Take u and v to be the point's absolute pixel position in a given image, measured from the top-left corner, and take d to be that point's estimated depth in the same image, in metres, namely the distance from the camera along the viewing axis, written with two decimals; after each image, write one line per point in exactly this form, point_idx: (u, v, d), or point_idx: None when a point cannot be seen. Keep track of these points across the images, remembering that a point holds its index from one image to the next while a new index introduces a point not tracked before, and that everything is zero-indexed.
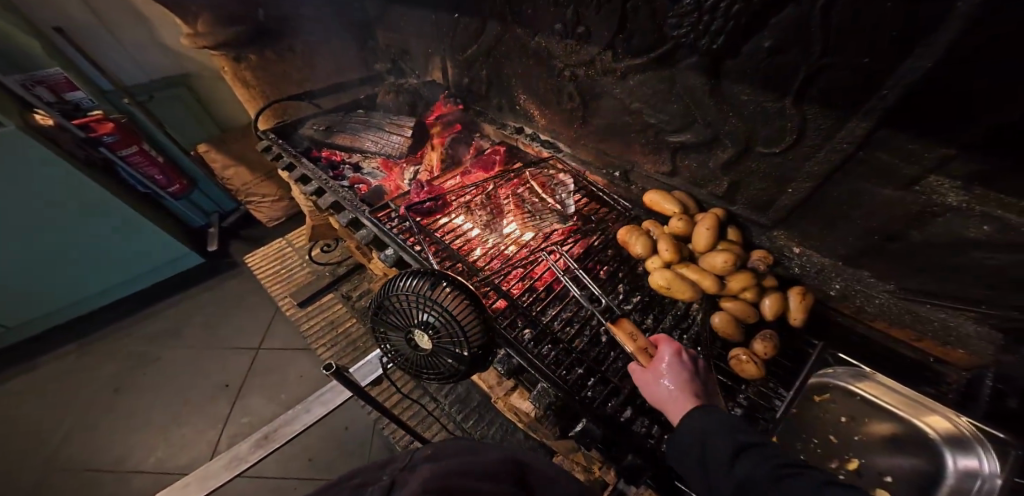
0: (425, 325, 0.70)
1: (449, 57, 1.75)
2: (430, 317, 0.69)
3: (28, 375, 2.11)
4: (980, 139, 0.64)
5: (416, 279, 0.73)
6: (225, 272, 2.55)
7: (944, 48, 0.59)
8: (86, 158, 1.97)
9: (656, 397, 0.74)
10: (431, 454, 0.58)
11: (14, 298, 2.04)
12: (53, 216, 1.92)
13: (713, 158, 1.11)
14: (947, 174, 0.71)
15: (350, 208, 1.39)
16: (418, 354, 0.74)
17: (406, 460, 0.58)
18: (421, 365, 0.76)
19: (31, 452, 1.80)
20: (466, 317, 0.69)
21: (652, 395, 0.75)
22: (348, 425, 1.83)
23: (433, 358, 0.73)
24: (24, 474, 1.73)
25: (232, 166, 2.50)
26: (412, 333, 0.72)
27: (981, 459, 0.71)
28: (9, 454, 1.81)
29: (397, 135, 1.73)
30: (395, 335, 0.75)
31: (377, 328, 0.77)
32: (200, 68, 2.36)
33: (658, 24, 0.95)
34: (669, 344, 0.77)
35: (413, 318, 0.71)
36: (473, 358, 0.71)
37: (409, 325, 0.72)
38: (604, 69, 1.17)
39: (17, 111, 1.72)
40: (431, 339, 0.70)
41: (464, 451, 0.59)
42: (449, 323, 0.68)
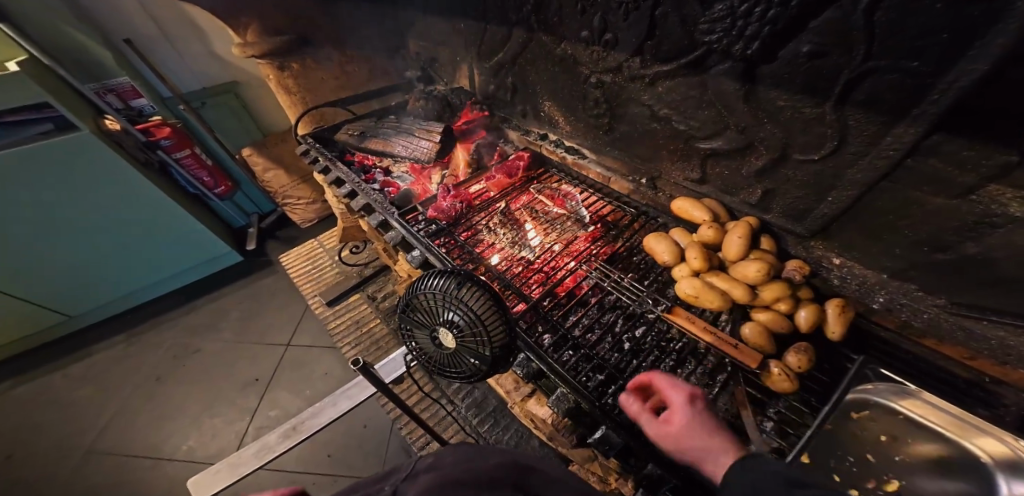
0: (450, 324, 0.71)
1: (477, 65, 1.79)
2: (456, 316, 0.71)
3: (81, 363, 2.28)
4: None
5: (443, 278, 0.75)
6: (260, 271, 2.69)
7: (1007, 46, 0.56)
8: (145, 160, 2.16)
9: (690, 454, 0.69)
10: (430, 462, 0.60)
11: (76, 290, 2.24)
12: (112, 216, 2.10)
13: (745, 166, 1.07)
14: (1013, 183, 0.66)
15: (379, 210, 1.43)
16: (441, 353, 0.75)
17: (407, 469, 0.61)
18: (444, 365, 0.77)
19: (82, 433, 1.95)
20: (490, 317, 0.70)
21: (684, 453, 0.70)
22: (366, 424, 1.88)
23: (456, 359, 0.74)
24: (73, 455, 1.87)
25: (272, 170, 2.67)
26: (436, 331, 0.74)
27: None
28: (62, 434, 1.96)
29: (425, 140, 1.77)
30: (420, 332, 0.77)
31: (404, 325, 0.79)
32: (247, 77, 2.55)
33: (689, 30, 0.94)
34: (681, 392, 0.74)
35: (440, 316, 0.72)
36: (497, 359, 0.71)
37: (434, 323, 0.73)
38: (631, 76, 1.16)
39: (90, 117, 1.95)
40: (455, 338, 0.72)
41: (464, 452, 0.61)
42: (473, 322, 0.70)
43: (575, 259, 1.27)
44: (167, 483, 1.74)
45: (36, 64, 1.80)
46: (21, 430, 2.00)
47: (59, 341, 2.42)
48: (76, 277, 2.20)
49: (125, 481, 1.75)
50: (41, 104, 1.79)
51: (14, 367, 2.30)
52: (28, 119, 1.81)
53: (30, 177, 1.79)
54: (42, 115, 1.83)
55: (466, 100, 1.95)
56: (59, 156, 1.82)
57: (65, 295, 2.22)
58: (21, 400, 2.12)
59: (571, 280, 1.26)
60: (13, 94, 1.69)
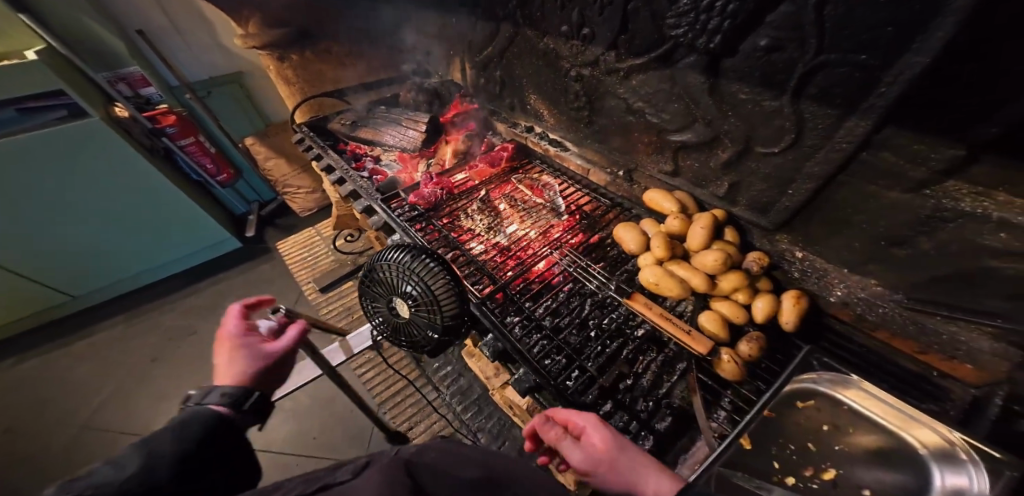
0: (406, 295, 0.75)
1: (468, 58, 1.83)
2: (412, 288, 0.75)
3: (82, 343, 2.36)
4: (996, 137, 0.60)
5: (402, 251, 0.79)
6: (257, 258, 2.75)
7: (949, 36, 0.58)
8: (150, 145, 2.23)
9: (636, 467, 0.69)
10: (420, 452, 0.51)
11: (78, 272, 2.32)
12: (118, 204, 2.20)
13: (713, 159, 1.10)
14: (966, 177, 0.67)
15: (365, 196, 1.48)
16: (398, 323, 0.79)
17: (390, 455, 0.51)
18: (400, 335, 0.80)
19: (78, 410, 2.02)
20: (443, 290, 0.73)
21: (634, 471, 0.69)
22: (351, 408, 1.93)
23: (411, 330, 0.78)
24: (67, 431, 1.94)
25: (273, 158, 2.74)
26: (393, 301, 0.78)
27: (971, 475, 0.59)
28: (59, 410, 2.03)
29: (413, 130, 1.82)
30: (379, 303, 0.81)
31: (365, 296, 0.83)
32: (251, 67, 2.62)
33: (658, 25, 0.96)
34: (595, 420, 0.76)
35: (398, 288, 0.76)
36: (448, 330, 0.75)
37: (392, 294, 0.77)
38: (607, 69, 1.18)
39: (101, 104, 2.03)
40: (411, 308, 0.76)
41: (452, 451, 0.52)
42: (426, 293, 0.74)
43: (550, 247, 1.30)
44: None
45: (52, 52, 1.87)
46: (22, 404, 2.07)
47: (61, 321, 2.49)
48: (79, 260, 2.28)
49: None
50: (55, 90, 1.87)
51: (17, 344, 2.38)
52: (47, 105, 1.91)
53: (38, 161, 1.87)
54: (58, 101, 1.91)
55: (456, 92, 1.99)
56: (68, 141, 1.90)
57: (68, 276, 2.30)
58: (22, 377, 2.20)
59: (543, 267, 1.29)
60: (30, 81, 1.77)
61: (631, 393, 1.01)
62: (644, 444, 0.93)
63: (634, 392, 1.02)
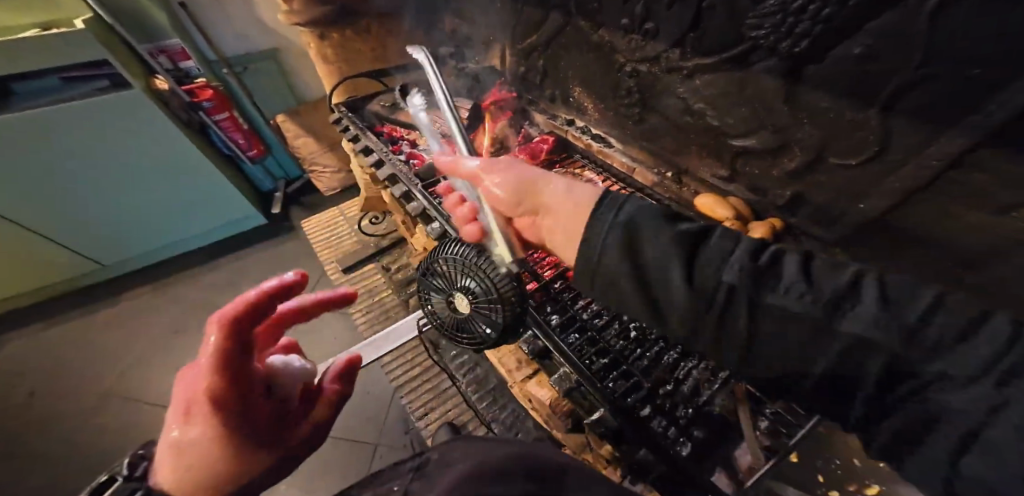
0: (466, 290, 0.74)
1: (509, 46, 1.79)
2: (473, 284, 0.73)
3: (112, 309, 2.43)
4: None
5: (464, 247, 0.77)
6: (282, 235, 2.78)
7: None
8: (188, 120, 2.31)
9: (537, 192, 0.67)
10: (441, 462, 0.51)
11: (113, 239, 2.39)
12: (153, 170, 2.24)
13: (778, 167, 1.06)
14: None
15: (404, 181, 1.50)
16: (457, 319, 0.79)
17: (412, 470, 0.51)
18: (457, 332, 0.81)
19: (109, 374, 2.10)
20: (505, 285, 0.71)
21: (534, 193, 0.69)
22: (369, 389, 1.97)
23: (471, 326, 0.78)
24: (98, 395, 2.02)
25: (302, 136, 2.74)
26: (453, 295, 0.78)
27: None
28: (92, 373, 2.12)
29: (453, 115, 1.75)
30: (437, 297, 0.81)
31: (423, 288, 0.83)
32: (288, 45, 2.58)
33: (735, 25, 0.91)
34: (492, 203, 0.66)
35: (458, 281, 0.76)
36: (510, 326, 0.74)
37: (452, 288, 0.77)
38: (668, 67, 1.14)
39: (143, 75, 2.09)
40: (471, 303, 0.75)
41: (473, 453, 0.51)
42: (488, 290, 0.72)
43: None
44: None
45: (98, 21, 1.91)
46: (59, 366, 2.17)
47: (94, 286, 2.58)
48: (113, 227, 2.34)
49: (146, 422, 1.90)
50: (97, 62, 1.92)
51: (54, 306, 2.48)
52: (90, 75, 1.96)
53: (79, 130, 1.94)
54: (103, 72, 1.95)
55: (494, 81, 1.94)
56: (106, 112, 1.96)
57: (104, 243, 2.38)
58: (59, 339, 2.30)
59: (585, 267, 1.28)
60: (73, 53, 1.81)
61: (671, 399, 1.02)
62: (682, 450, 0.95)
63: (674, 398, 1.02)
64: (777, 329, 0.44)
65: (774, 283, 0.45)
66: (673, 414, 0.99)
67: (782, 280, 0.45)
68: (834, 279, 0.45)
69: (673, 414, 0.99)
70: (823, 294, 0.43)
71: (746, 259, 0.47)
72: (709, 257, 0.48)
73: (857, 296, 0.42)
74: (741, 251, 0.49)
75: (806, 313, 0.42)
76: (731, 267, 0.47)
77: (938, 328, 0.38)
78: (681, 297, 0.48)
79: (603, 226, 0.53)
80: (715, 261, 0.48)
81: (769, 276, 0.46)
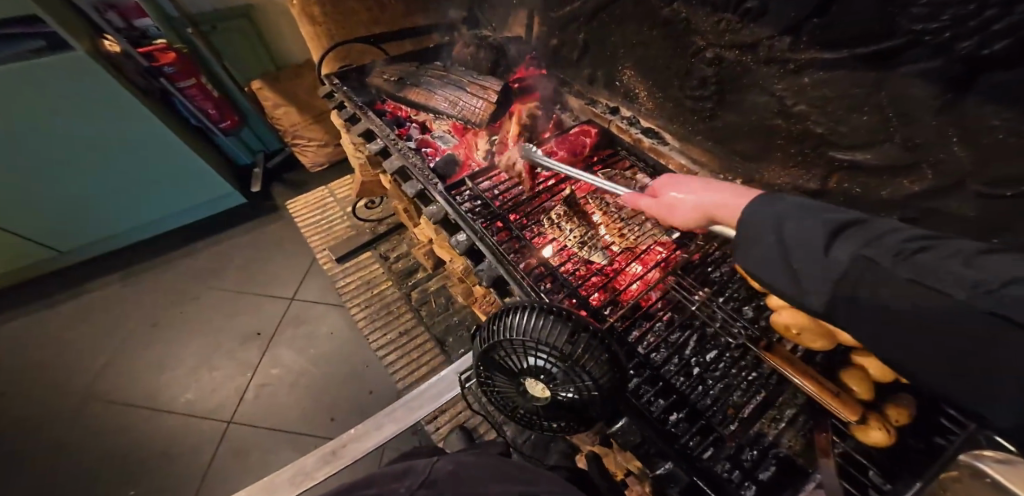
0: (541, 373, 0.74)
1: (541, 11, 1.49)
2: (546, 365, 0.73)
3: (71, 303, 2.13)
4: None
5: (531, 321, 0.76)
6: (264, 216, 2.47)
7: None
8: (147, 87, 1.92)
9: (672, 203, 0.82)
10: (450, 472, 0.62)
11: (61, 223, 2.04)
12: (109, 143, 1.87)
13: (890, 188, 0.83)
14: None
15: (418, 178, 1.32)
16: (528, 401, 0.79)
17: (425, 473, 0.62)
18: (530, 411, 0.81)
19: (71, 378, 1.85)
20: (589, 362, 0.71)
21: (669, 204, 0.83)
22: (372, 390, 1.80)
23: (547, 407, 0.77)
24: (60, 403, 1.78)
25: (282, 105, 2.34)
26: (523, 379, 0.77)
27: None
28: (52, 376, 1.86)
29: (480, 100, 1.51)
30: (503, 375, 0.79)
31: (485, 367, 0.81)
32: (267, 4, 2.17)
33: (891, 10, 0.68)
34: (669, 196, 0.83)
35: (524, 364, 0.75)
36: (598, 403, 0.73)
37: (522, 371, 0.76)
38: (768, 58, 0.93)
39: (87, 35, 1.68)
40: (547, 386, 0.74)
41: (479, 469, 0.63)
42: (568, 372, 0.72)
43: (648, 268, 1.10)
44: (166, 436, 1.69)
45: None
46: (13, 367, 1.90)
47: (47, 273, 2.25)
48: (59, 208, 1.99)
49: (122, 432, 1.69)
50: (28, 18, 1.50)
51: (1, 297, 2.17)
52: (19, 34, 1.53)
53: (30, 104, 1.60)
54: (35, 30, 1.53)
55: (522, 54, 1.66)
56: (61, 82, 1.62)
57: (54, 227, 2.04)
58: (7, 335, 2.01)
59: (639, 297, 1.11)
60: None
61: (739, 440, 0.85)
62: None
63: (743, 439, 0.85)
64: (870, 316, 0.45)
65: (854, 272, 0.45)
66: (739, 455, 0.84)
67: (866, 269, 0.44)
68: (904, 253, 0.42)
69: (739, 455, 0.84)
70: (895, 273, 0.41)
71: (831, 251, 0.48)
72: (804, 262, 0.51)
73: (924, 270, 0.40)
74: (825, 245, 0.49)
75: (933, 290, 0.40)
76: (819, 269, 0.49)
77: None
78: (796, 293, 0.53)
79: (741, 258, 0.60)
80: (806, 267, 0.50)
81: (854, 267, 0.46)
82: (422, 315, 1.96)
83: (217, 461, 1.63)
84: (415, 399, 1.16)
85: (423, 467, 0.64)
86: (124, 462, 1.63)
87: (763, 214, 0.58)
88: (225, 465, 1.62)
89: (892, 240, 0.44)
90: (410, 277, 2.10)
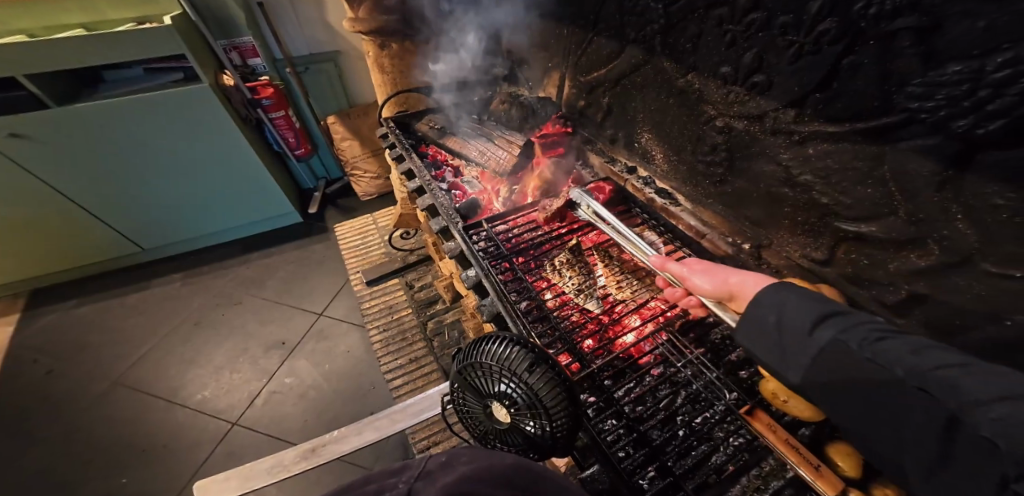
0: (504, 398, 0.75)
1: (571, 76, 1.65)
2: (510, 391, 0.74)
3: (143, 292, 2.46)
4: None
5: (501, 346, 0.78)
6: (315, 235, 2.75)
7: None
8: (248, 116, 2.36)
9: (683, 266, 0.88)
10: (445, 461, 0.54)
11: (154, 222, 2.44)
12: (203, 155, 2.27)
13: (897, 261, 0.79)
14: None
15: (443, 216, 1.45)
16: (491, 426, 0.79)
17: (421, 466, 0.54)
18: (492, 438, 0.80)
19: (123, 360, 2.09)
20: (547, 391, 0.72)
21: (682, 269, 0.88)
22: (372, 411, 1.82)
23: (509, 434, 0.77)
24: (105, 381, 2.00)
25: (349, 140, 2.74)
26: (490, 403, 0.78)
27: None
28: (108, 356, 2.12)
29: (505, 151, 1.70)
30: (471, 397, 0.81)
31: (456, 389, 0.83)
32: (349, 49, 2.61)
33: (889, 88, 0.69)
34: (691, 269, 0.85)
35: (491, 388, 0.77)
36: (556, 436, 0.72)
37: (488, 394, 0.78)
38: (774, 128, 0.94)
39: (212, 70, 2.15)
40: (510, 412, 0.75)
41: (478, 456, 0.55)
42: (529, 398, 0.73)
43: (643, 321, 1.12)
44: (183, 427, 1.80)
45: (185, 20, 2.02)
46: (82, 343, 2.19)
47: (132, 267, 2.64)
48: (156, 209, 2.39)
49: (146, 417, 1.84)
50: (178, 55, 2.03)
51: (92, 284, 2.53)
52: (168, 67, 2.11)
53: (150, 120, 2.05)
54: (178, 65, 2.09)
55: (552, 113, 1.83)
56: (174, 102, 2.03)
57: (148, 226, 2.45)
58: (87, 318, 2.33)
59: (634, 350, 1.11)
60: (155, 48, 1.89)
61: None
62: None
63: None
64: (861, 377, 0.50)
65: (881, 348, 0.49)
66: None
67: (899, 349, 0.49)
68: (952, 356, 0.46)
69: None
70: (922, 362, 0.46)
71: (869, 329, 0.52)
72: (835, 325, 0.55)
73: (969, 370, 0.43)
74: (872, 323, 0.53)
75: (893, 371, 0.47)
76: (849, 337, 0.53)
77: (1001, 408, 0.38)
78: (785, 347, 0.59)
79: (750, 305, 0.65)
80: (830, 324, 0.55)
81: (887, 345, 0.49)
82: (432, 345, 1.99)
83: (210, 461, 1.70)
84: (399, 412, 1.17)
85: (419, 463, 0.55)
86: (142, 447, 1.75)
87: (765, 296, 0.63)
88: (217, 466, 1.68)
89: (956, 351, 0.46)
90: (429, 308, 2.17)
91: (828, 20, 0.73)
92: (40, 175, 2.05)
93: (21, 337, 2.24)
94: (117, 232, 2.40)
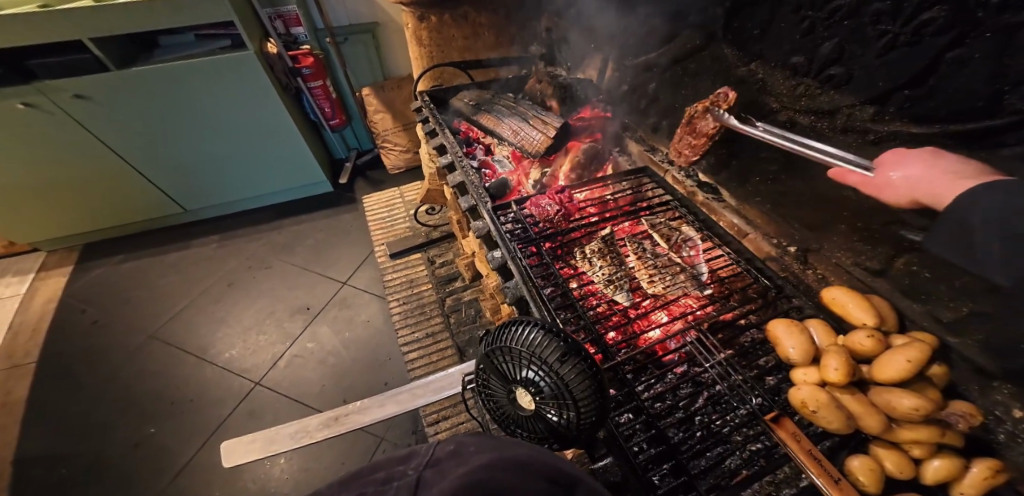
0: (530, 384, 0.74)
1: (619, 58, 1.56)
2: (537, 379, 0.74)
3: (181, 251, 2.59)
4: None
5: (532, 331, 0.77)
6: (343, 205, 2.80)
7: None
8: (288, 84, 2.39)
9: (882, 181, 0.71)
10: (453, 450, 0.52)
11: (195, 184, 2.54)
12: (241, 118, 2.31)
13: None
14: None
15: (472, 195, 1.42)
16: (515, 411, 0.79)
17: (429, 455, 0.52)
18: (513, 424, 0.80)
19: (160, 315, 2.23)
20: (576, 382, 0.71)
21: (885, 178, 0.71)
22: (387, 381, 1.88)
23: (531, 421, 0.77)
24: (143, 334, 2.14)
25: (382, 112, 2.74)
26: (514, 389, 0.78)
27: None
28: (150, 309, 2.26)
29: (539, 132, 1.61)
30: (495, 380, 0.81)
31: (482, 370, 0.83)
32: (389, 20, 2.56)
33: (1000, 88, 0.60)
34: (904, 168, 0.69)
35: (518, 374, 0.76)
36: (580, 427, 0.71)
37: (514, 379, 0.77)
38: (846, 125, 0.86)
39: (258, 37, 2.17)
40: (535, 399, 0.75)
41: (491, 445, 0.52)
42: (555, 387, 0.72)
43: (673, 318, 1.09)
44: (208, 385, 1.92)
45: None
46: (127, 296, 2.34)
47: (173, 226, 2.77)
48: (195, 171, 2.48)
49: (179, 371, 1.97)
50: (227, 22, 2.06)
51: (136, 241, 2.68)
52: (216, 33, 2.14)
53: (194, 82, 2.08)
54: (226, 31, 2.13)
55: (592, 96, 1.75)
56: (219, 65, 2.06)
57: (187, 187, 2.54)
58: (130, 273, 2.48)
59: (659, 346, 1.09)
60: (203, 13, 1.91)
61: None
62: None
63: None
64: None
65: None
66: None
67: None
68: None
69: None
70: None
71: None
72: None
73: None
74: None
75: None
76: None
77: None
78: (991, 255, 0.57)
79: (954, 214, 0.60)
80: None
81: None
82: (449, 322, 2.01)
83: (231, 418, 1.80)
84: (418, 388, 1.19)
85: (426, 450, 0.54)
86: (171, 400, 1.87)
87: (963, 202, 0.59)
88: (238, 422, 1.78)
89: None
90: (449, 285, 2.19)
91: (935, 8, 0.64)
92: (93, 131, 2.14)
93: (73, 287, 2.41)
94: (160, 191, 2.50)
